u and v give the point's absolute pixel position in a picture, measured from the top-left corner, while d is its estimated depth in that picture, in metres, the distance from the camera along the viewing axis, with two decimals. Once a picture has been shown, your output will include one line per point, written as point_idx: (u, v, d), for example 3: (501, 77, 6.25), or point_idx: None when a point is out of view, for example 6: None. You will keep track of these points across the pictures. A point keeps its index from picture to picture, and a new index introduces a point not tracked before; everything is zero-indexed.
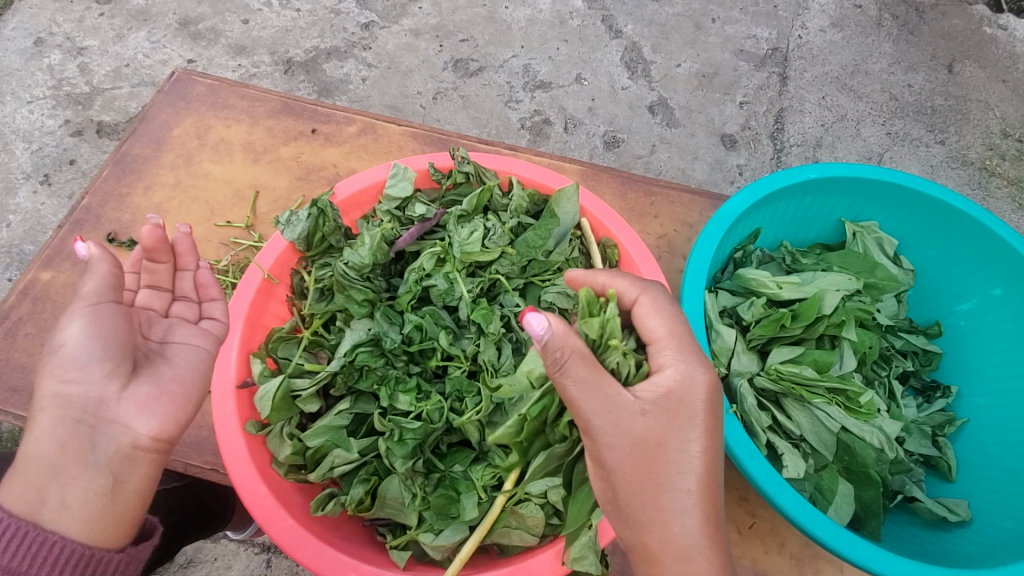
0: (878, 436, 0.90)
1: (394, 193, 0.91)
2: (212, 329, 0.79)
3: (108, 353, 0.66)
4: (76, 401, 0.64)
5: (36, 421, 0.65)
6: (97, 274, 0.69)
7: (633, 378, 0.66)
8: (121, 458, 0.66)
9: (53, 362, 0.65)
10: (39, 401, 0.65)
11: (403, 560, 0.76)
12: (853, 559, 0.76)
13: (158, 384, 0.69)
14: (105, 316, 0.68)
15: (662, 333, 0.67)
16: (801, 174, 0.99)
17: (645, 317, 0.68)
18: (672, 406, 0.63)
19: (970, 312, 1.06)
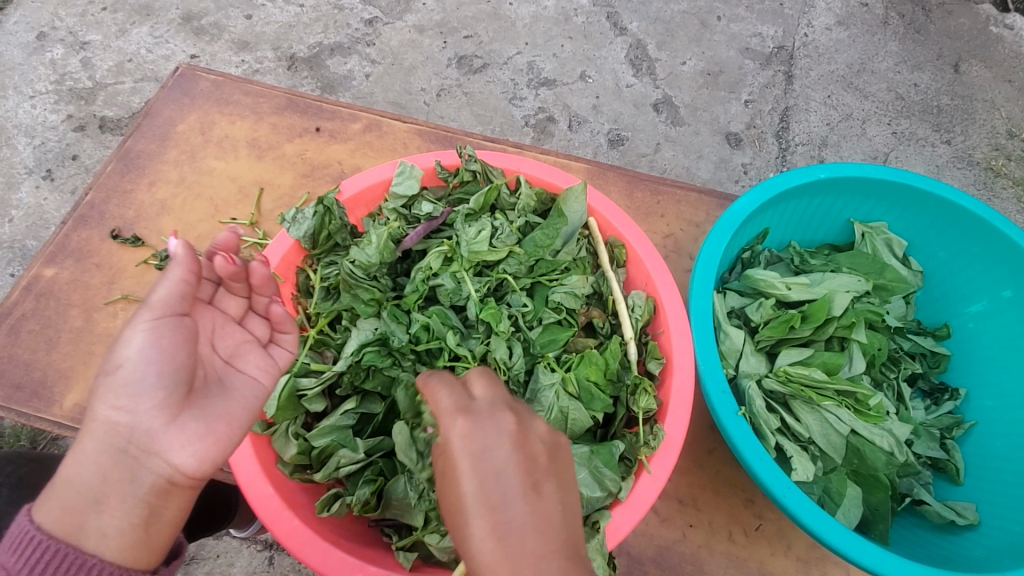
0: (888, 439, 0.89)
1: (400, 190, 0.90)
2: (278, 360, 0.77)
3: (161, 380, 0.63)
4: (123, 429, 0.61)
5: (82, 440, 0.62)
6: (170, 280, 0.66)
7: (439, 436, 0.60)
8: (158, 492, 0.62)
9: (108, 383, 0.62)
10: (89, 419, 0.63)
11: (410, 561, 0.75)
12: (861, 562, 0.76)
13: (206, 420, 0.66)
14: (166, 337, 0.65)
15: (445, 403, 0.60)
16: (811, 174, 0.98)
17: (433, 388, 0.62)
18: (460, 472, 0.54)
19: (980, 314, 1.05)
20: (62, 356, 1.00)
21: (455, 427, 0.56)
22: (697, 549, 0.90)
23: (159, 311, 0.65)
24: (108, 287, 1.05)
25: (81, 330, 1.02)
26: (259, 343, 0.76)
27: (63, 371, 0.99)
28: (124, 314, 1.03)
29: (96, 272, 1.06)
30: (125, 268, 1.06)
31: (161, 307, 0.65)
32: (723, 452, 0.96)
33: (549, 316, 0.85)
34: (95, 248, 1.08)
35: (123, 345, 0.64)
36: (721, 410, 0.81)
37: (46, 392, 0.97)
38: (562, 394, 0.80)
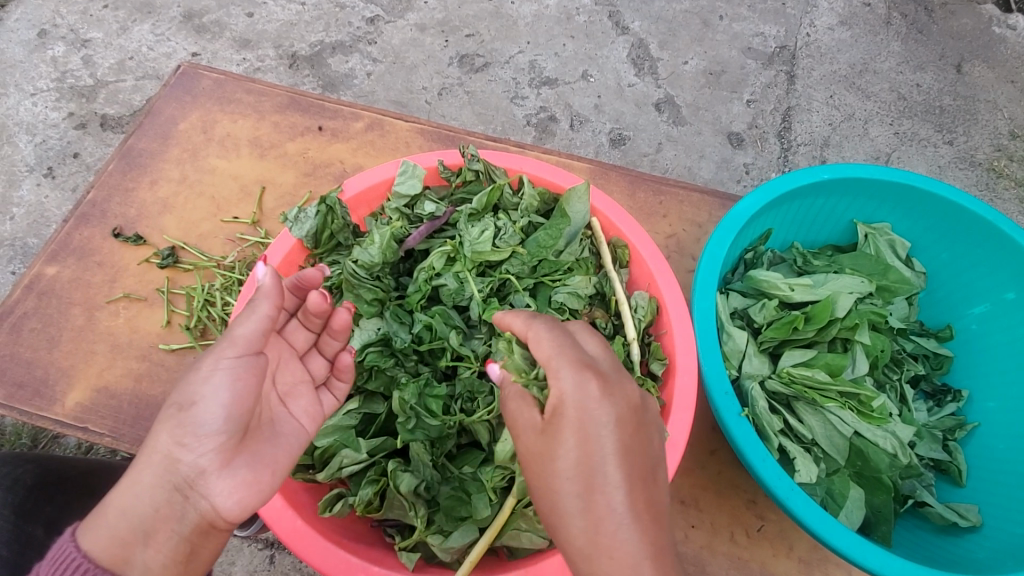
0: (891, 441, 0.89)
1: (403, 190, 0.90)
2: (327, 405, 0.78)
3: (226, 425, 0.65)
4: (183, 466, 0.63)
5: (139, 468, 0.63)
6: (257, 317, 0.69)
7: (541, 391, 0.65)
8: (199, 533, 0.63)
9: (177, 418, 0.64)
10: (148, 449, 0.64)
11: (412, 561, 0.75)
12: (865, 564, 0.76)
13: (257, 467, 0.67)
14: (242, 379, 0.67)
15: (562, 354, 0.62)
16: (815, 175, 0.98)
17: (538, 337, 0.63)
18: (572, 430, 0.59)
19: (983, 316, 1.05)
20: (63, 355, 1.00)
21: (585, 386, 0.59)
22: (698, 550, 0.90)
23: (242, 350, 0.68)
24: (109, 286, 1.05)
25: (82, 329, 1.02)
26: (314, 384, 0.79)
27: (64, 369, 0.99)
28: (126, 312, 1.03)
29: (98, 271, 1.06)
30: (127, 267, 1.06)
31: (246, 341, 0.68)
32: (725, 453, 0.96)
33: (551, 316, 0.84)
34: (97, 246, 1.07)
35: (201, 382, 0.65)
36: (725, 411, 0.80)
37: (47, 390, 0.97)
38: None
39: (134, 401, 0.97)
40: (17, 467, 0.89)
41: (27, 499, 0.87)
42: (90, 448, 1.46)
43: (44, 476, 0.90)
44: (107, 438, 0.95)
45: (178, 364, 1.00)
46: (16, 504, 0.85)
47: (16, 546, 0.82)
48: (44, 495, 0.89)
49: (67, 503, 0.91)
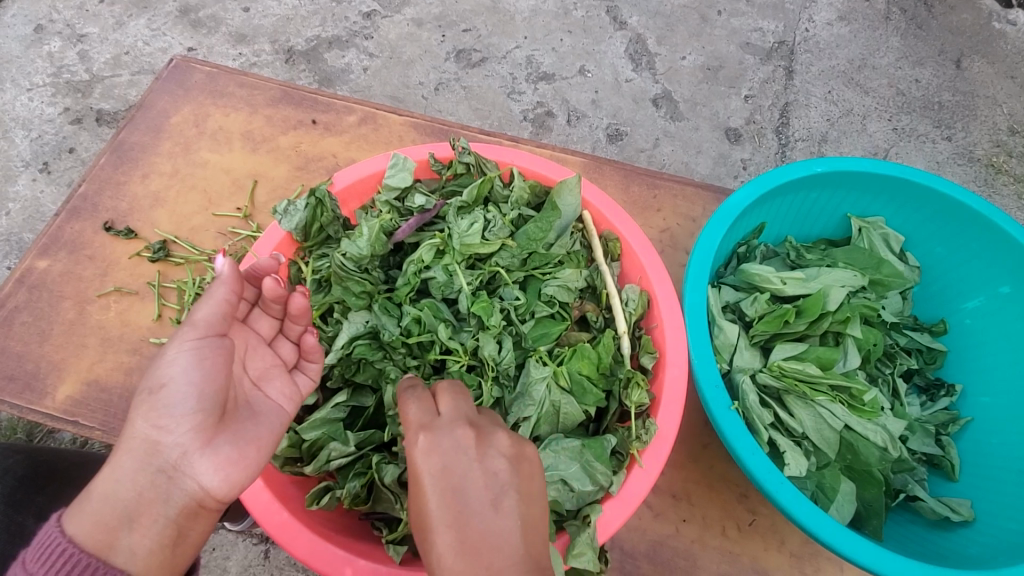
0: (882, 435, 0.89)
1: (393, 182, 0.89)
2: (302, 386, 0.79)
3: (200, 403, 0.66)
4: (161, 446, 0.63)
5: (117, 457, 0.64)
6: (214, 299, 0.70)
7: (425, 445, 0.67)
8: (187, 514, 0.64)
9: (149, 403, 0.65)
10: (127, 437, 0.64)
11: (400, 554, 0.73)
12: (856, 559, 0.75)
13: (239, 442, 0.68)
14: (208, 359, 0.68)
15: (410, 415, 0.60)
16: (808, 168, 0.98)
17: (403, 401, 0.63)
18: (422, 480, 0.54)
19: (976, 310, 1.04)
20: (54, 348, 0.99)
21: (417, 443, 0.57)
22: (689, 544, 0.90)
23: (204, 331, 0.69)
24: (101, 280, 1.05)
25: (73, 322, 1.01)
26: (286, 367, 0.79)
27: (55, 363, 0.98)
28: (117, 306, 1.03)
29: (89, 264, 1.05)
30: (118, 261, 1.06)
31: (206, 324, 0.69)
32: (718, 447, 0.96)
33: (541, 310, 0.85)
34: (88, 240, 1.07)
35: (168, 364, 0.67)
36: (714, 404, 0.80)
37: (38, 384, 0.97)
38: (553, 388, 0.80)
39: (125, 395, 0.97)
40: (8, 458, 0.89)
41: (18, 491, 0.87)
42: (84, 442, 1.46)
43: (34, 468, 0.90)
44: (98, 431, 0.95)
45: None
46: (5, 493, 0.86)
47: (6, 535, 0.83)
48: (33, 487, 0.89)
49: (57, 495, 0.90)
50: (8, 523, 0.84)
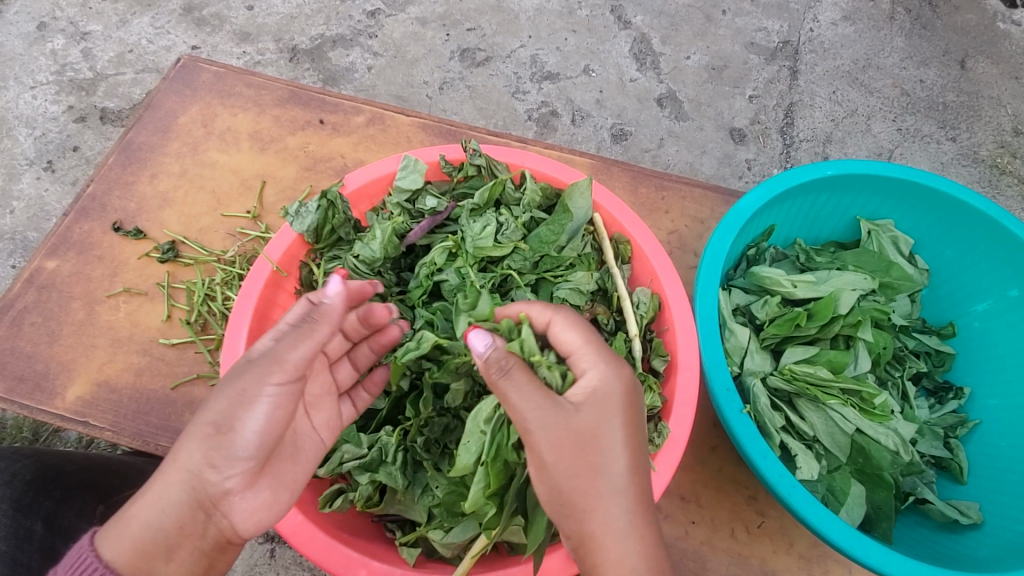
0: (893, 438, 0.89)
1: (404, 184, 0.89)
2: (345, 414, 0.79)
3: (256, 452, 0.66)
4: (209, 486, 0.64)
5: (162, 485, 0.64)
6: (306, 344, 0.67)
7: (562, 386, 0.68)
8: (217, 549, 0.67)
9: (215, 442, 0.64)
10: (175, 464, 0.64)
11: (413, 556, 0.75)
12: (865, 561, 0.76)
13: (278, 489, 0.69)
14: (281, 409, 0.66)
15: (575, 340, 0.69)
16: (818, 171, 0.98)
17: (561, 323, 0.70)
18: (591, 415, 0.64)
19: (985, 313, 1.05)
20: (63, 349, 0.99)
21: (589, 377, 0.66)
22: (698, 546, 0.90)
23: (289, 375, 0.66)
24: (110, 280, 1.05)
25: (82, 323, 1.01)
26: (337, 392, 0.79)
27: (64, 364, 0.98)
28: (126, 307, 1.03)
29: (98, 265, 1.05)
30: (126, 261, 1.06)
31: (292, 369, 0.66)
32: (726, 448, 0.96)
33: None
34: (97, 240, 1.07)
35: (247, 410, 0.65)
36: (726, 408, 0.80)
37: (47, 384, 0.97)
38: None
39: (135, 396, 0.97)
40: (16, 462, 0.89)
41: (25, 495, 0.87)
42: (90, 441, 1.46)
43: (44, 470, 0.90)
44: (108, 432, 0.95)
45: (179, 359, 0.99)
46: (12, 497, 0.86)
47: (15, 539, 0.84)
48: (43, 489, 0.89)
49: (66, 499, 0.90)
50: (18, 525, 0.84)
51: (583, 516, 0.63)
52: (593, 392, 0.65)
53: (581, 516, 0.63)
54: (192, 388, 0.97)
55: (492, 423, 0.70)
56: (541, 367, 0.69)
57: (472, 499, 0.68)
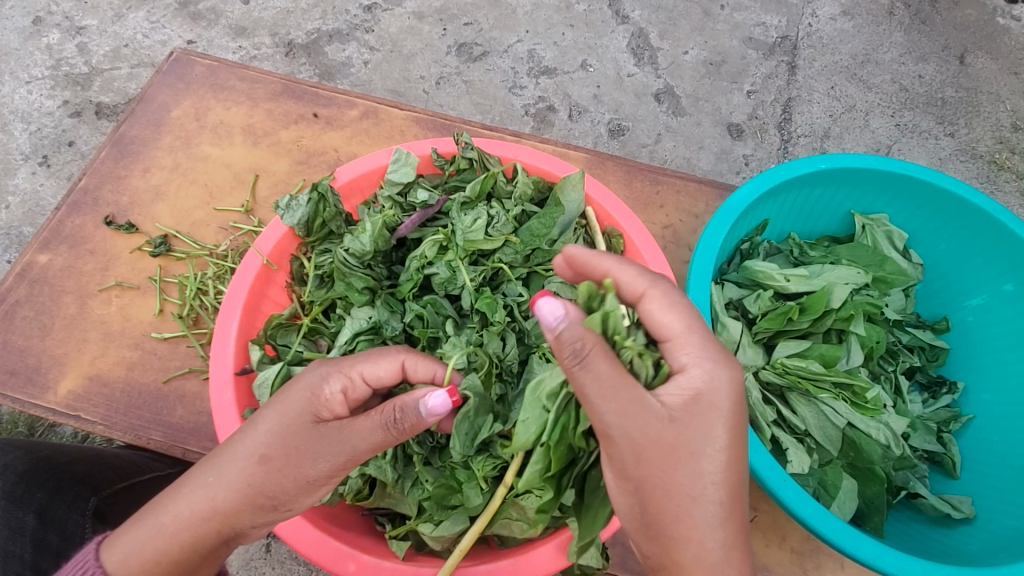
0: (884, 432, 0.89)
1: (396, 177, 0.89)
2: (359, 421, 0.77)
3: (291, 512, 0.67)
4: (243, 536, 0.66)
5: (195, 533, 0.64)
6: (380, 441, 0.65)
7: (653, 379, 0.63)
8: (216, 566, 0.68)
9: (260, 507, 0.64)
10: (208, 514, 0.63)
11: (402, 550, 0.75)
12: (856, 554, 0.75)
13: None
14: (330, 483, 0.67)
15: (677, 323, 0.63)
16: (812, 165, 0.97)
17: (658, 300, 0.64)
18: (694, 428, 0.60)
19: (980, 308, 1.04)
20: (56, 343, 0.99)
21: (692, 378, 0.61)
22: None
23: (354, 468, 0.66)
24: (102, 274, 1.04)
25: (74, 317, 1.01)
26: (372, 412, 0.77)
27: (56, 357, 0.98)
28: (118, 301, 1.02)
29: (90, 259, 1.05)
30: (119, 256, 1.05)
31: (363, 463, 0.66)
32: None
33: None
34: (89, 234, 1.07)
35: (306, 495, 0.66)
36: None
37: (40, 378, 0.97)
38: None
39: (128, 390, 0.97)
40: (8, 454, 0.90)
41: (18, 486, 0.87)
42: (86, 436, 1.46)
43: (36, 462, 0.91)
44: (100, 426, 0.95)
45: (170, 353, 0.99)
46: (6, 489, 0.87)
47: (7, 530, 0.84)
48: (36, 481, 0.89)
49: (59, 490, 0.90)
50: (8, 518, 0.85)
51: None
52: (703, 396, 0.61)
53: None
54: (184, 382, 0.97)
55: (557, 399, 0.65)
56: (633, 354, 0.62)
57: (527, 477, 0.66)
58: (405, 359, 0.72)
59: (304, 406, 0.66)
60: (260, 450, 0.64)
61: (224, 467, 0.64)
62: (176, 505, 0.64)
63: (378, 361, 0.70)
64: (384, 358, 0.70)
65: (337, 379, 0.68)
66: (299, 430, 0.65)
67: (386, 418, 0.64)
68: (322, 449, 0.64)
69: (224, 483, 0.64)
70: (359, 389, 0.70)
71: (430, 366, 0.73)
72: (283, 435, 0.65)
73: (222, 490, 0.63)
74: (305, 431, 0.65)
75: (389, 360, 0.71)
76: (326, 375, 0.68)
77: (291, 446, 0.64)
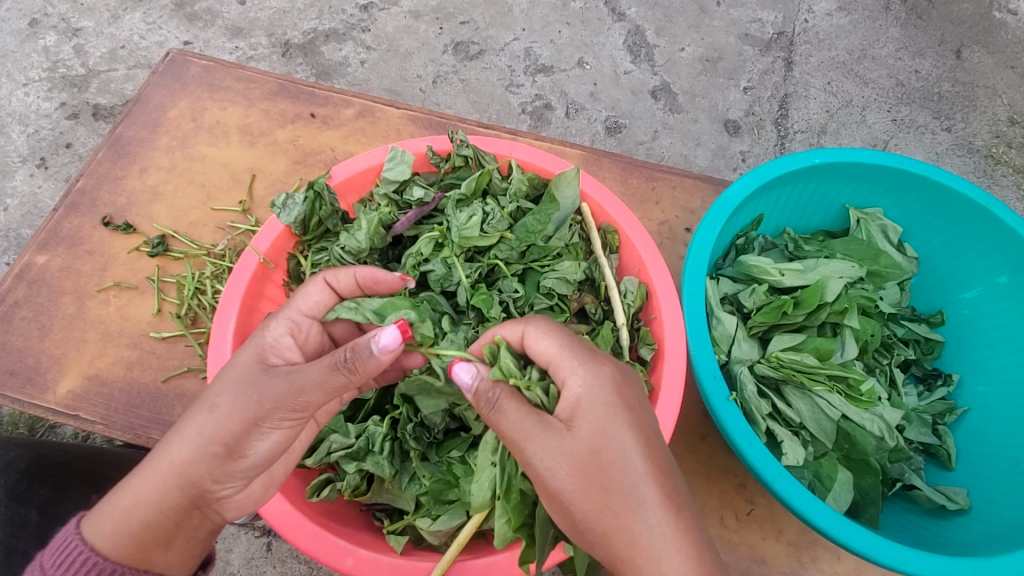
0: (878, 424, 0.89)
1: (392, 175, 0.89)
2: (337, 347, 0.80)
3: (251, 466, 0.68)
4: (209, 494, 0.68)
5: (159, 488, 0.66)
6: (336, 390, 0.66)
7: (549, 403, 0.66)
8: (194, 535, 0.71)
9: (214, 457, 0.66)
10: (168, 469, 0.66)
11: (400, 544, 0.76)
12: (852, 546, 0.76)
13: (271, 487, 0.73)
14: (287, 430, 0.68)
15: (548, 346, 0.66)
16: (806, 159, 0.97)
17: (538, 332, 0.67)
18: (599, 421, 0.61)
19: (974, 301, 1.05)
20: (55, 343, 1.00)
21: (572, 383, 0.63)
22: None
23: None
24: (100, 275, 1.05)
25: (73, 317, 1.01)
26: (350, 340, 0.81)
27: (55, 358, 0.99)
28: (117, 301, 1.03)
29: (88, 259, 1.05)
30: (117, 256, 1.06)
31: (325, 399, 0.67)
32: (716, 438, 0.97)
33: (540, 302, 0.86)
34: (87, 235, 1.07)
35: (257, 438, 0.67)
36: (714, 395, 0.81)
37: (39, 378, 0.98)
38: None
39: (126, 389, 0.97)
40: (8, 452, 0.89)
41: (19, 484, 0.88)
42: (87, 435, 1.46)
43: (36, 460, 0.91)
44: (99, 425, 0.95)
45: (169, 353, 1.00)
46: (7, 486, 0.87)
47: (10, 527, 0.84)
48: (38, 478, 0.89)
49: (61, 487, 0.91)
50: (11, 515, 0.85)
51: (641, 512, 0.58)
52: (582, 403, 0.62)
53: (622, 515, 0.58)
54: (183, 382, 0.97)
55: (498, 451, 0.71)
56: (520, 390, 0.66)
57: (500, 535, 0.68)
58: (324, 276, 0.77)
59: (251, 356, 0.70)
60: (211, 399, 0.67)
61: (182, 422, 0.67)
62: (144, 465, 0.67)
63: (305, 293, 0.76)
64: (308, 289, 0.76)
65: (280, 325, 0.73)
66: (249, 375, 0.67)
67: (337, 360, 0.65)
68: (270, 391, 0.66)
69: (180, 437, 0.66)
70: (304, 325, 0.75)
71: (347, 270, 0.77)
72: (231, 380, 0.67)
73: (177, 443, 0.66)
74: (255, 374, 0.67)
75: (312, 285, 0.76)
76: (269, 324, 0.72)
77: (238, 390, 0.66)
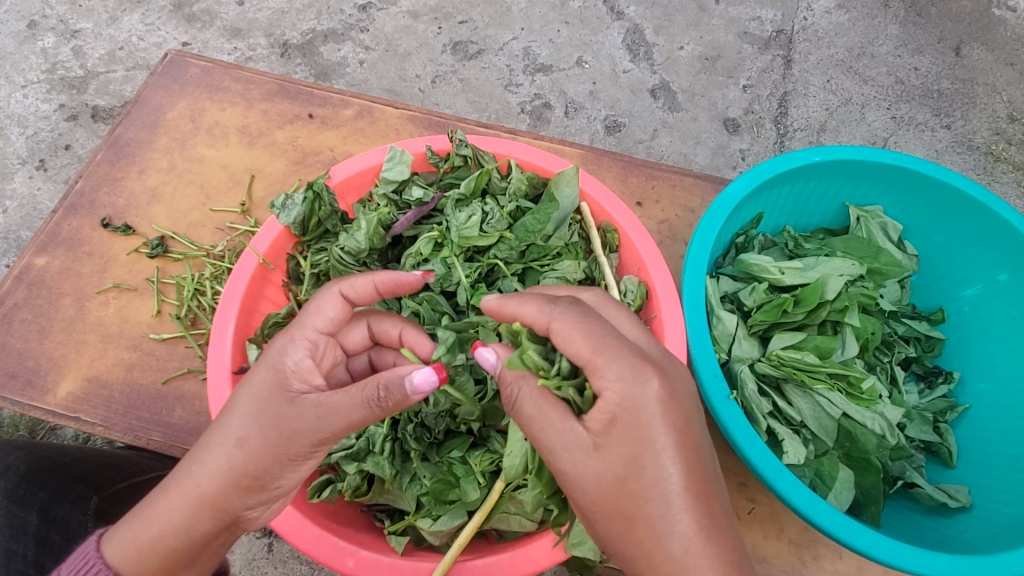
0: (879, 422, 0.90)
1: (390, 175, 0.89)
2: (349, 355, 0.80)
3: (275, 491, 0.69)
4: (239, 516, 0.68)
5: (186, 515, 0.66)
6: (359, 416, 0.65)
7: (583, 405, 0.62)
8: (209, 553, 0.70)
9: (244, 490, 0.66)
10: (194, 499, 0.66)
11: (402, 545, 0.77)
12: (852, 544, 0.75)
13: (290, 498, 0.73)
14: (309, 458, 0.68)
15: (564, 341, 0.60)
16: (805, 158, 0.97)
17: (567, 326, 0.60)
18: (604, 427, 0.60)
19: (975, 298, 1.05)
20: (54, 345, 1.00)
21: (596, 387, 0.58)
22: None
23: None
24: (99, 276, 1.05)
25: (72, 319, 1.01)
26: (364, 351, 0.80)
27: (55, 360, 0.99)
28: (116, 302, 1.03)
29: (87, 261, 1.05)
30: (116, 257, 1.06)
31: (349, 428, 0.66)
32: (716, 436, 0.97)
33: None
34: (86, 237, 1.07)
35: (290, 471, 0.68)
36: (713, 393, 0.81)
37: (39, 380, 0.98)
38: None
39: (126, 391, 0.97)
40: (9, 454, 0.90)
41: (19, 486, 0.88)
42: (89, 437, 1.46)
43: (36, 462, 0.91)
44: (100, 427, 0.95)
45: (169, 354, 1.00)
46: (7, 488, 0.87)
47: (10, 530, 0.84)
48: (37, 481, 0.89)
49: (60, 490, 0.90)
50: (10, 517, 0.85)
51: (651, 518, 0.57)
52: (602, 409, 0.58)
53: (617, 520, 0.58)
54: (184, 383, 0.97)
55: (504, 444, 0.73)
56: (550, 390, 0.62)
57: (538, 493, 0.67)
58: (341, 289, 0.73)
59: (271, 380, 0.67)
60: (238, 434, 0.66)
61: (206, 456, 0.66)
62: (168, 492, 0.67)
63: (322, 309, 0.71)
64: (324, 303, 0.72)
65: (301, 352, 0.69)
66: (272, 409, 0.66)
67: (368, 396, 0.64)
68: (302, 427, 0.65)
69: (207, 471, 0.66)
70: (323, 344, 0.72)
71: (364, 278, 0.74)
72: (258, 415, 0.66)
73: (206, 477, 0.66)
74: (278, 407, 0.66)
75: (329, 302, 0.72)
76: (288, 351, 0.68)
77: (264, 425, 0.66)
